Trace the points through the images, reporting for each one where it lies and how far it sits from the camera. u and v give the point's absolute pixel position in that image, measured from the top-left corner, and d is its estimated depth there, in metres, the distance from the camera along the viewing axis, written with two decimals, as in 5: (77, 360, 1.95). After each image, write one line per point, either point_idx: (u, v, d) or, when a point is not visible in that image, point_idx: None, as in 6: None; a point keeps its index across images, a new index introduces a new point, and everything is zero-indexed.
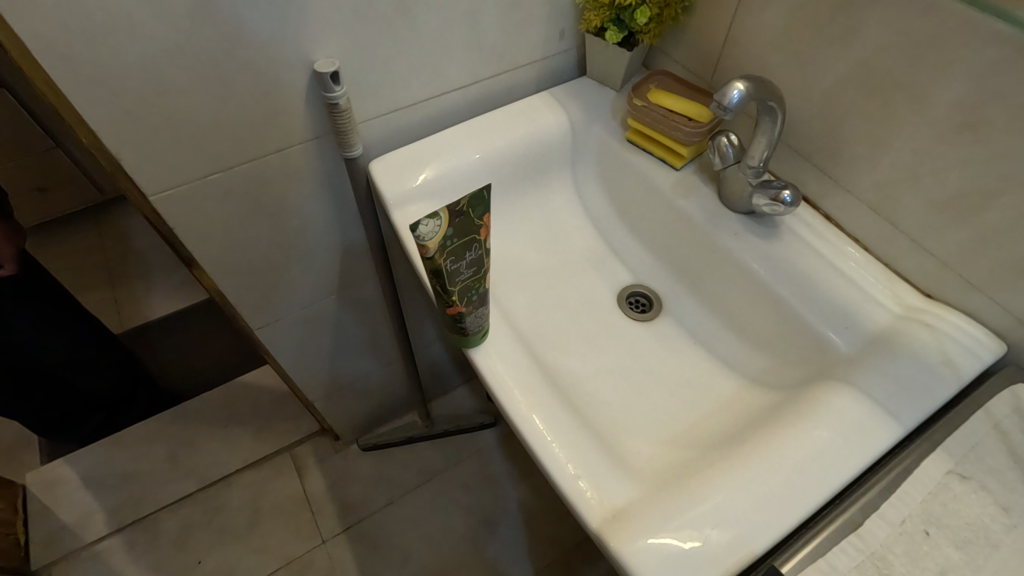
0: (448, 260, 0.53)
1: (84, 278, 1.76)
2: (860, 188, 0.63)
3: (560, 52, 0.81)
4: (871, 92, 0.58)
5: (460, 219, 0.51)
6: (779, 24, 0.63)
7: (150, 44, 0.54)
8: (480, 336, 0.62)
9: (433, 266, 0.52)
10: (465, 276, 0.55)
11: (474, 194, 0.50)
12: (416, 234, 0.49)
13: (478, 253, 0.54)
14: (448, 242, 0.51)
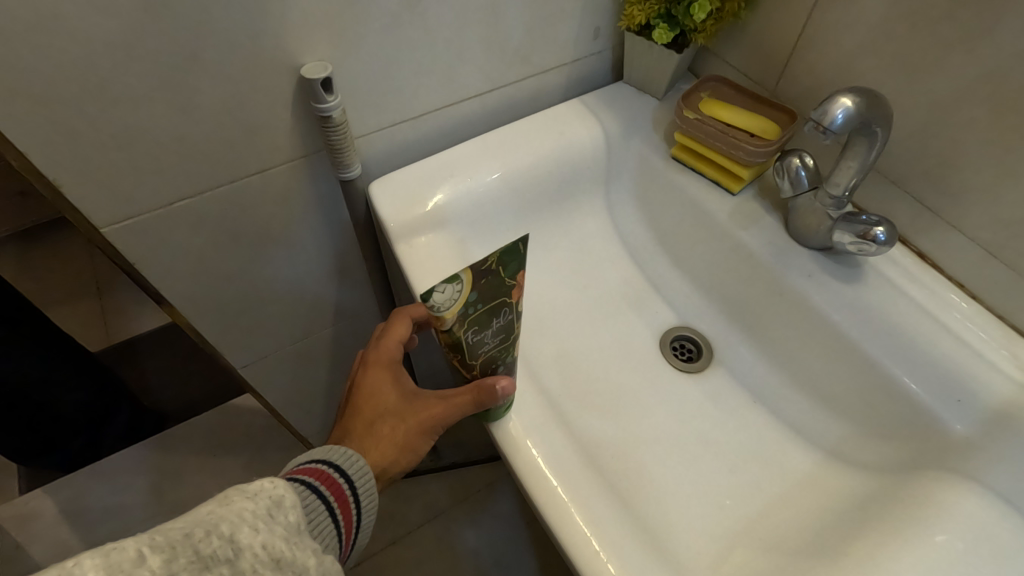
0: (470, 330, 0.41)
1: (66, 287, 1.65)
2: (970, 224, 0.52)
3: (594, 54, 0.69)
4: (998, 108, 0.46)
5: (488, 279, 0.38)
6: (874, 23, 0.51)
7: (87, 43, 0.42)
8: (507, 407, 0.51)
9: (450, 339, 0.41)
10: (489, 346, 0.44)
11: (507, 247, 0.38)
12: (429, 303, 0.37)
13: (508, 317, 0.43)
14: (470, 310, 0.39)
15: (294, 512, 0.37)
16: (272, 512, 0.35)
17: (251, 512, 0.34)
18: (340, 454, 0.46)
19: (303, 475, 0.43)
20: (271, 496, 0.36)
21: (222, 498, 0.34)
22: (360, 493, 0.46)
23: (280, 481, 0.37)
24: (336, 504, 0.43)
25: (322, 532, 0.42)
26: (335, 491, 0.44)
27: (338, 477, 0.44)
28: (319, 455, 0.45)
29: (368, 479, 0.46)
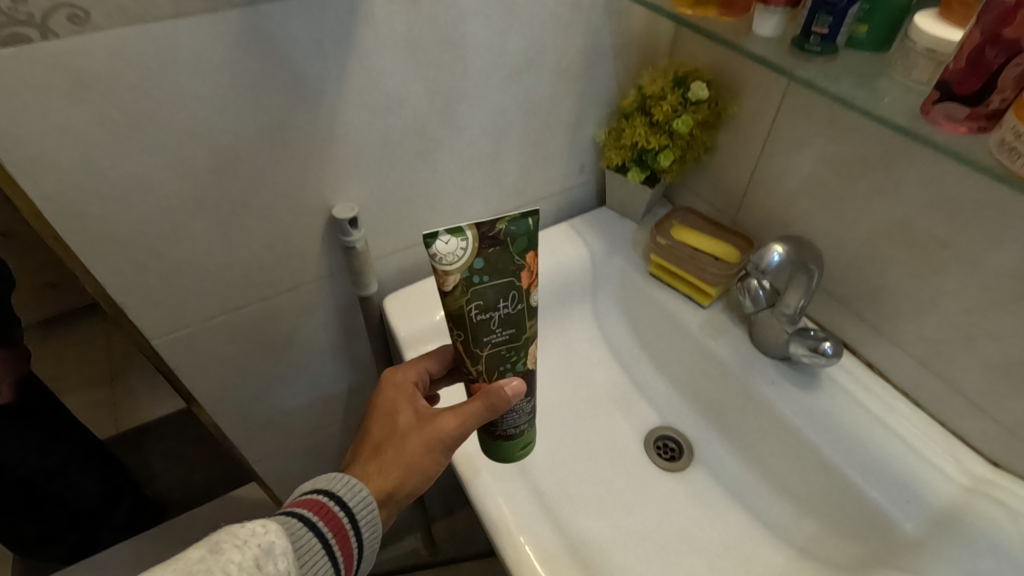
0: (474, 304, 0.44)
1: (84, 377, 1.72)
2: (906, 340, 0.59)
3: (580, 184, 0.81)
4: (911, 248, 0.55)
5: (494, 249, 0.43)
6: (808, 173, 0.62)
7: (164, 198, 0.52)
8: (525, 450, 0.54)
9: (455, 312, 0.45)
10: (497, 336, 0.46)
11: (513, 220, 0.43)
12: (433, 253, 0.42)
13: (516, 307, 0.46)
14: (474, 277, 0.43)
15: (285, 558, 0.40)
16: (262, 560, 0.38)
17: (236, 563, 0.37)
18: (344, 485, 0.47)
19: (302, 511, 0.44)
20: (263, 540, 0.39)
21: (213, 542, 0.38)
22: (362, 528, 0.46)
23: (272, 527, 0.40)
24: (332, 539, 0.44)
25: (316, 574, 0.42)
26: (333, 530, 0.44)
27: (338, 514, 0.45)
28: (321, 487, 0.46)
29: (372, 513, 0.47)
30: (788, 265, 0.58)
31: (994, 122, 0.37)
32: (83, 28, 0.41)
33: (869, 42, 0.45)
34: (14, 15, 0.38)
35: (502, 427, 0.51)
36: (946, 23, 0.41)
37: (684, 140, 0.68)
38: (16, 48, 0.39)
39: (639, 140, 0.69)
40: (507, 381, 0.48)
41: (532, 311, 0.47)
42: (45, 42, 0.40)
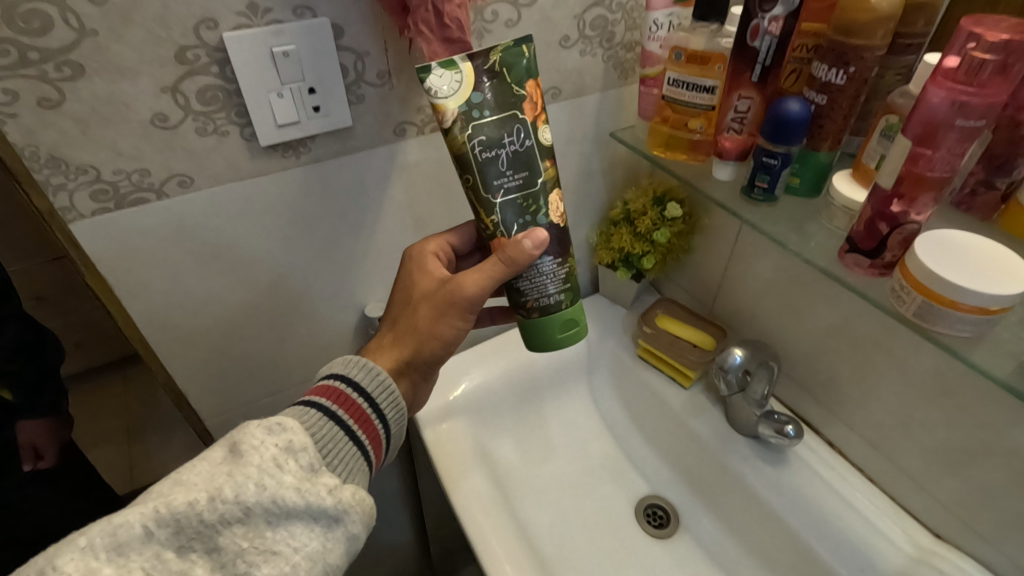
0: (477, 143, 0.46)
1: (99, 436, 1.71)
2: (857, 423, 0.69)
3: (576, 275, 0.92)
4: (853, 347, 0.66)
5: (494, 82, 0.45)
6: (768, 277, 0.73)
7: (230, 307, 0.63)
8: (575, 326, 0.54)
9: (460, 153, 0.46)
10: (507, 181, 0.47)
11: (507, 48, 0.45)
12: (430, 89, 0.44)
13: (524, 143, 0.47)
14: (475, 113, 0.45)
15: (307, 453, 0.40)
16: (283, 457, 0.39)
17: (253, 466, 0.37)
18: (359, 368, 0.48)
19: (320, 397, 0.46)
20: (282, 439, 0.39)
21: (237, 442, 0.39)
22: (383, 407, 0.49)
23: (289, 425, 0.40)
24: (353, 422, 0.46)
25: (346, 454, 0.44)
26: (354, 412, 0.46)
27: (357, 399, 0.47)
28: (336, 372, 0.48)
29: (390, 394, 0.49)
30: (749, 364, 0.72)
31: (889, 270, 0.48)
32: (189, 188, 0.53)
33: (802, 190, 0.57)
34: (142, 184, 0.50)
35: (530, 296, 0.52)
36: (857, 186, 0.53)
37: (663, 247, 0.79)
38: (138, 206, 0.51)
39: (625, 245, 0.80)
40: (525, 234, 0.48)
41: (541, 150, 0.48)
42: (160, 201, 0.52)
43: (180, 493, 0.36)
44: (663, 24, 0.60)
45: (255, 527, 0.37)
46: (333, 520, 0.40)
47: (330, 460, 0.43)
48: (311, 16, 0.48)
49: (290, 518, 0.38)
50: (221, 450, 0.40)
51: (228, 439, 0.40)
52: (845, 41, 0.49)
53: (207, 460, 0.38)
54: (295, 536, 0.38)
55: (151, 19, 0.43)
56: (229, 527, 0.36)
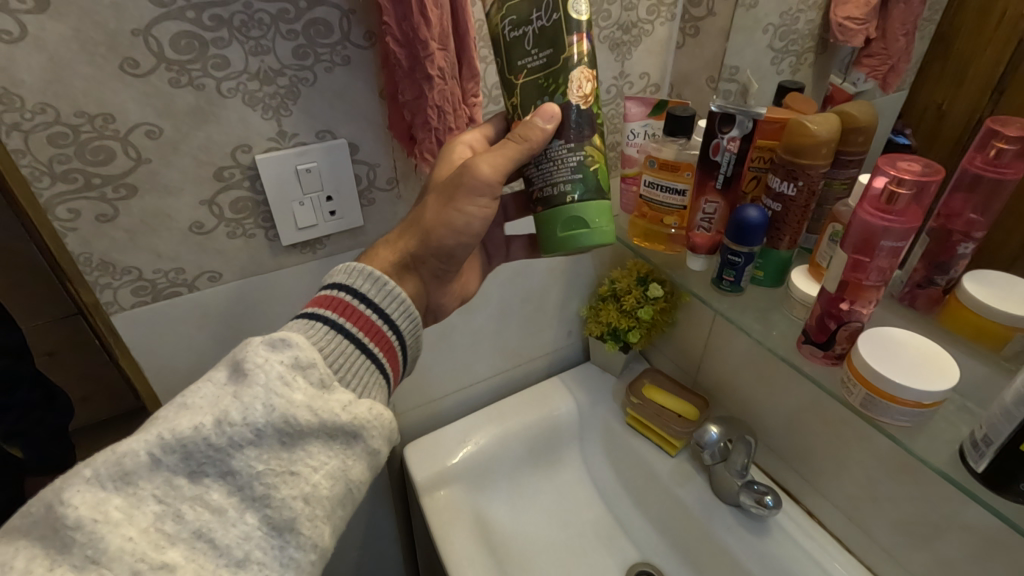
0: (508, 23, 0.46)
1: None
2: (832, 494, 0.73)
3: (569, 344, 0.98)
4: (823, 420, 0.71)
5: None
6: (744, 352, 0.79)
7: None
8: (582, 227, 0.48)
9: (495, 34, 0.48)
10: (532, 60, 0.47)
11: None
12: None
13: (551, 17, 0.45)
14: None
15: (316, 369, 0.41)
16: (290, 375, 0.39)
17: (259, 386, 0.38)
18: (362, 277, 0.47)
19: (323, 308, 0.45)
20: (288, 356, 0.40)
21: (240, 361, 0.39)
22: (395, 318, 0.47)
23: (295, 341, 0.40)
24: (362, 331, 0.45)
25: (361, 368, 0.44)
26: (364, 324, 0.45)
27: (364, 310, 0.46)
28: (338, 281, 0.46)
29: (402, 306, 0.48)
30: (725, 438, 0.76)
31: (841, 360, 0.55)
32: (217, 281, 0.59)
33: (766, 281, 0.64)
34: (177, 280, 0.57)
35: (538, 185, 0.50)
36: (812, 282, 0.59)
37: (646, 322, 0.85)
38: (172, 299, 0.58)
39: (612, 320, 0.86)
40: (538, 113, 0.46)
41: (570, 25, 0.45)
42: (191, 294, 0.58)
43: (187, 417, 0.37)
44: (640, 133, 0.68)
45: (269, 448, 0.38)
46: (349, 436, 0.41)
47: (343, 375, 0.43)
48: (331, 137, 0.56)
49: (306, 437, 0.39)
50: (226, 370, 0.41)
51: (232, 358, 0.41)
52: (794, 160, 0.56)
53: (212, 382, 0.39)
54: (312, 456, 0.40)
55: (196, 147, 0.51)
56: (241, 450, 0.38)
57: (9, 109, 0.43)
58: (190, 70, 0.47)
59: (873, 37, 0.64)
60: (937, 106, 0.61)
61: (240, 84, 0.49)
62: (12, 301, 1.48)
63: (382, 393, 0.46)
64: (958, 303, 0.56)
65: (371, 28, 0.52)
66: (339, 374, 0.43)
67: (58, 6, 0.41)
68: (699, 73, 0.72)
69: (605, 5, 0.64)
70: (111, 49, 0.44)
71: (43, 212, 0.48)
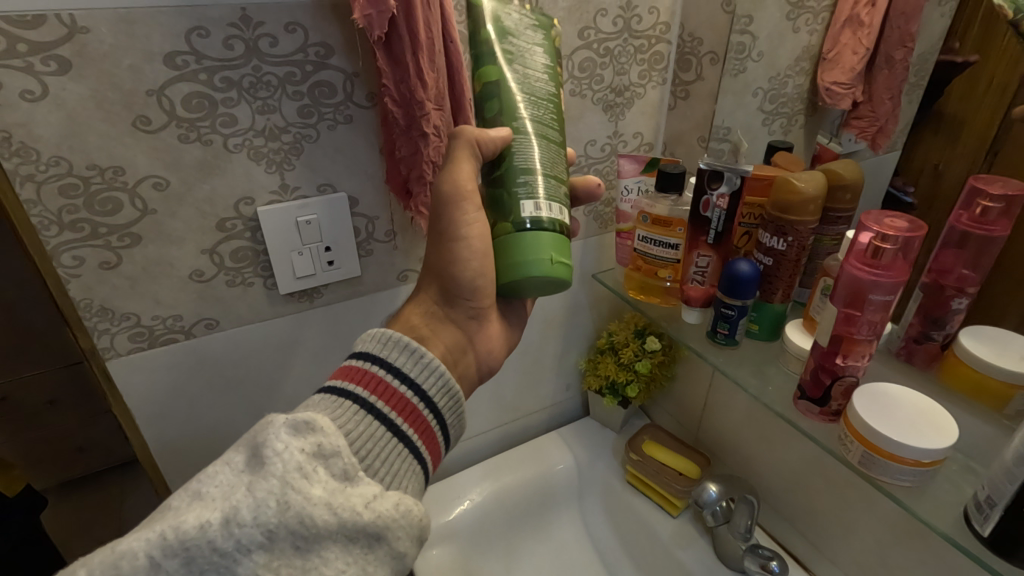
0: None
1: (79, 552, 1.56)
2: (841, 561, 0.70)
3: (568, 398, 0.97)
4: (828, 481, 0.68)
5: None
6: (745, 409, 0.78)
7: (237, 433, 0.67)
8: (513, 249, 0.46)
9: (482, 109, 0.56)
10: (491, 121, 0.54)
11: None
12: None
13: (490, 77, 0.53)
14: None
15: (340, 458, 0.35)
16: (310, 465, 0.33)
17: (275, 477, 0.32)
18: (394, 347, 0.42)
19: (349, 383, 0.40)
20: (310, 443, 0.34)
21: (258, 444, 0.34)
22: (433, 394, 0.42)
23: (320, 424, 0.35)
24: (396, 413, 0.39)
25: (391, 453, 0.38)
26: (396, 402, 0.40)
27: (396, 386, 0.40)
28: (367, 351, 0.41)
29: (439, 379, 0.42)
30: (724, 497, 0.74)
31: (838, 417, 0.54)
32: (214, 329, 0.60)
33: (761, 334, 0.64)
34: (174, 327, 0.57)
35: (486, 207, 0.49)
36: (806, 336, 0.59)
37: (645, 376, 0.85)
38: (168, 346, 0.58)
39: (610, 373, 0.86)
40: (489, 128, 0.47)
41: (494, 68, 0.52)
42: (186, 341, 0.59)
43: (194, 512, 0.32)
44: (633, 189, 0.70)
45: (281, 554, 0.32)
46: (375, 540, 0.34)
47: (369, 462, 0.37)
48: (332, 191, 0.58)
49: (324, 542, 0.33)
50: (244, 452, 0.35)
51: (252, 439, 0.34)
52: (783, 216, 0.57)
53: (228, 467, 0.34)
54: (329, 564, 0.33)
55: (201, 199, 0.53)
56: (248, 556, 0.31)
57: (25, 161, 0.45)
58: (199, 126, 0.50)
59: (860, 100, 0.67)
60: (933, 165, 0.62)
61: (246, 140, 0.52)
62: (18, 348, 1.49)
63: (416, 484, 0.39)
64: (956, 360, 0.55)
65: (373, 90, 0.55)
66: (365, 461, 0.37)
67: (79, 68, 0.44)
68: (691, 133, 0.75)
69: (598, 70, 0.67)
70: (126, 107, 0.46)
71: (49, 258, 0.49)
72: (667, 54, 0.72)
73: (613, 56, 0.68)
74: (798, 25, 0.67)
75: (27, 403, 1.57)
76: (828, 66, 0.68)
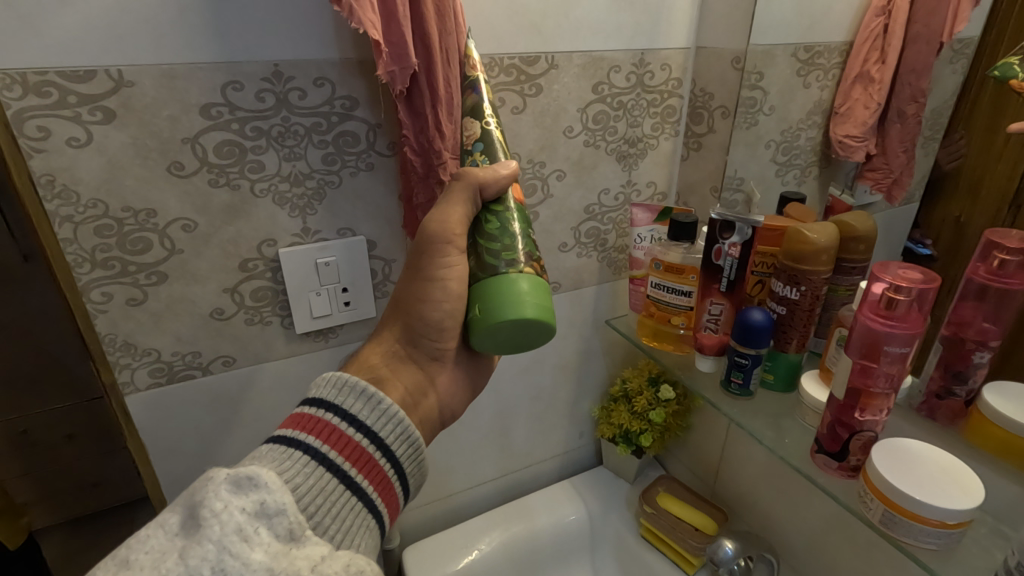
0: None
1: None
2: None
3: (580, 445, 0.95)
4: (851, 542, 0.65)
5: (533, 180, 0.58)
6: (762, 461, 0.76)
7: None
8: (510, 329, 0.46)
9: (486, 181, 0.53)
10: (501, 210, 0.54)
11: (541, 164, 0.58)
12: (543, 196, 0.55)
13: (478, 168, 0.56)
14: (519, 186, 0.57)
15: (285, 517, 0.33)
16: (251, 526, 0.31)
17: (211, 542, 0.30)
18: (350, 393, 0.40)
19: (300, 432, 0.38)
20: (252, 502, 0.32)
21: (195, 504, 0.32)
22: (391, 443, 0.41)
23: (262, 480, 0.33)
24: (348, 463, 0.38)
25: (343, 508, 0.37)
26: (350, 453, 0.38)
27: (352, 434, 0.39)
28: (321, 397, 0.40)
29: (397, 427, 0.41)
30: (739, 554, 0.73)
31: (858, 472, 0.52)
32: (231, 366, 0.61)
33: (777, 385, 0.63)
34: (192, 363, 0.59)
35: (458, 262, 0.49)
36: (822, 387, 0.58)
37: (659, 426, 0.83)
38: (185, 382, 0.59)
39: (624, 422, 0.84)
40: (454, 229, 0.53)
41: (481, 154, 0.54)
42: (204, 377, 0.60)
43: None
44: (646, 237, 0.71)
45: None
46: None
47: (318, 519, 0.35)
48: (351, 234, 0.60)
49: None
50: (182, 512, 0.33)
51: (189, 498, 0.33)
52: (795, 266, 0.57)
53: (163, 530, 0.32)
54: None
55: (226, 240, 0.55)
56: None
57: (66, 202, 0.48)
58: (228, 172, 0.52)
59: (873, 153, 0.68)
60: (955, 217, 0.61)
61: (272, 185, 0.54)
62: (44, 382, 1.53)
63: (370, 540, 0.38)
64: (981, 416, 0.53)
65: (394, 139, 0.58)
66: (313, 519, 0.35)
67: (122, 117, 0.47)
68: (703, 183, 0.75)
69: (612, 122, 0.70)
70: (162, 154, 0.49)
71: (79, 294, 0.52)
72: (679, 108, 0.74)
73: (626, 109, 0.70)
74: (808, 81, 0.69)
75: (47, 436, 1.59)
76: (840, 120, 0.69)
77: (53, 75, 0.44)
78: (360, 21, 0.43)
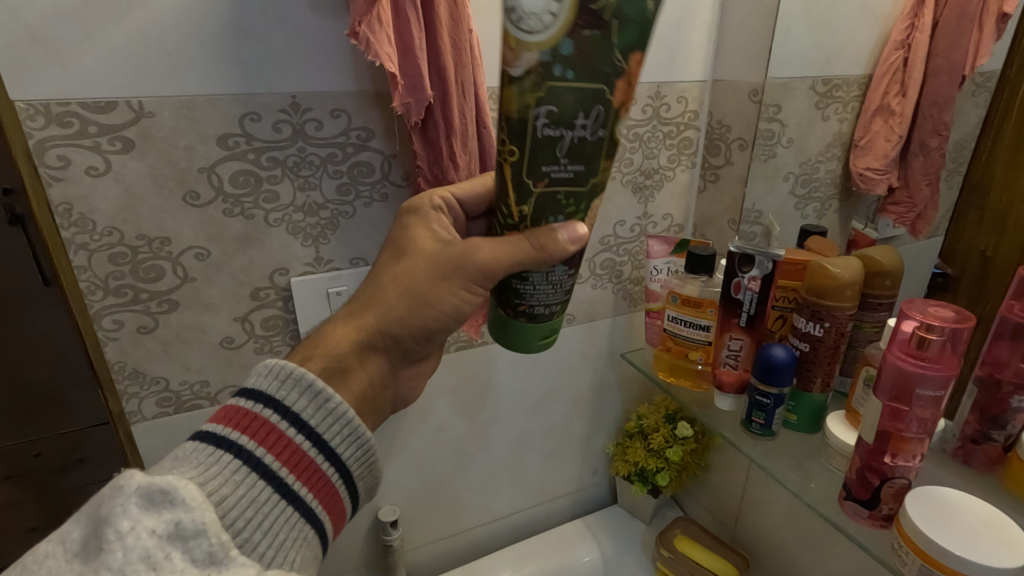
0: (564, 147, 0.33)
1: None
2: None
3: (594, 483, 0.92)
4: None
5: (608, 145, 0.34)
6: (784, 505, 0.72)
7: None
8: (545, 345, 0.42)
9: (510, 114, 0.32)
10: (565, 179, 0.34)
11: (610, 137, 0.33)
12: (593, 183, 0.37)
13: (597, 132, 0.32)
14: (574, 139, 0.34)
15: (205, 539, 0.28)
16: (161, 551, 0.27)
17: (110, 571, 0.27)
18: (295, 387, 0.36)
19: (230, 428, 0.34)
20: (163, 521, 0.28)
21: (101, 521, 0.28)
22: (337, 447, 0.36)
23: (178, 494, 0.29)
24: (283, 468, 0.34)
25: (276, 521, 0.33)
26: (289, 458, 0.34)
27: (292, 436, 0.35)
28: (259, 390, 0.35)
29: (344, 427, 0.37)
30: None
31: (890, 522, 0.49)
32: None
33: (801, 425, 0.60)
34: (200, 393, 0.58)
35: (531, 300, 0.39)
36: (849, 429, 0.55)
37: (677, 464, 0.81)
38: (194, 411, 0.59)
39: (640, 459, 0.82)
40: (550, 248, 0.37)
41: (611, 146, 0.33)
42: (212, 407, 0.59)
43: None
44: (662, 270, 0.69)
45: None
46: None
47: (247, 535, 0.32)
48: (363, 264, 0.60)
49: None
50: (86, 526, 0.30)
51: (96, 513, 0.29)
52: (818, 302, 0.55)
53: (61, 548, 0.29)
54: None
55: (238, 269, 0.55)
56: None
57: (81, 231, 0.48)
58: (243, 202, 0.52)
59: (896, 186, 0.66)
60: (981, 250, 0.60)
61: (286, 215, 0.54)
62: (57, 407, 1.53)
63: (308, 552, 0.34)
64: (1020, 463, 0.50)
65: (408, 170, 0.58)
66: (240, 535, 0.31)
67: (141, 147, 0.47)
68: (721, 215, 0.74)
69: (628, 154, 0.69)
70: (178, 183, 0.50)
71: (90, 322, 0.51)
72: (696, 140, 0.73)
73: (642, 141, 0.69)
74: (827, 114, 0.68)
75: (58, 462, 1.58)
76: (860, 153, 0.68)
77: (76, 107, 0.45)
78: (376, 54, 0.43)
